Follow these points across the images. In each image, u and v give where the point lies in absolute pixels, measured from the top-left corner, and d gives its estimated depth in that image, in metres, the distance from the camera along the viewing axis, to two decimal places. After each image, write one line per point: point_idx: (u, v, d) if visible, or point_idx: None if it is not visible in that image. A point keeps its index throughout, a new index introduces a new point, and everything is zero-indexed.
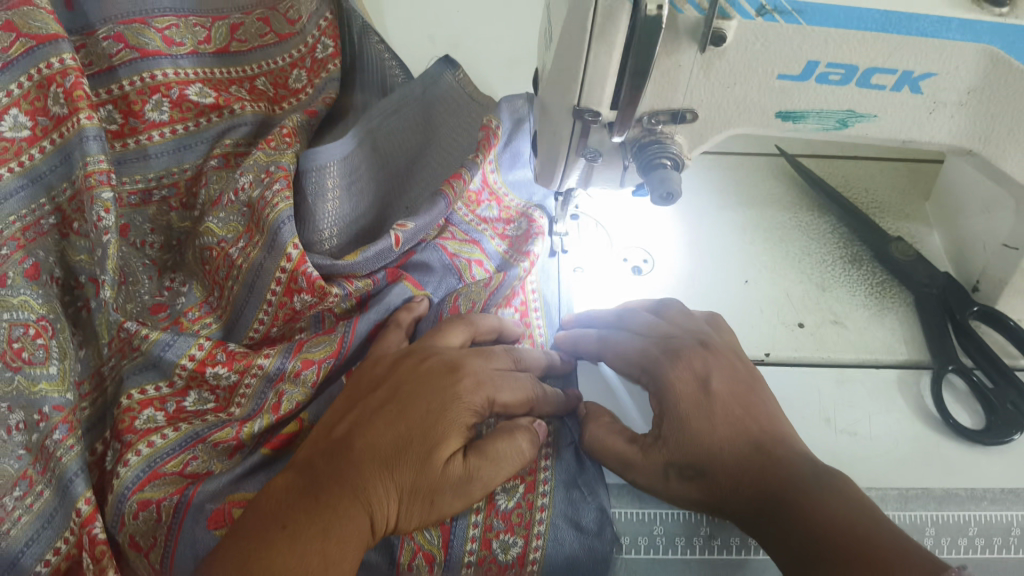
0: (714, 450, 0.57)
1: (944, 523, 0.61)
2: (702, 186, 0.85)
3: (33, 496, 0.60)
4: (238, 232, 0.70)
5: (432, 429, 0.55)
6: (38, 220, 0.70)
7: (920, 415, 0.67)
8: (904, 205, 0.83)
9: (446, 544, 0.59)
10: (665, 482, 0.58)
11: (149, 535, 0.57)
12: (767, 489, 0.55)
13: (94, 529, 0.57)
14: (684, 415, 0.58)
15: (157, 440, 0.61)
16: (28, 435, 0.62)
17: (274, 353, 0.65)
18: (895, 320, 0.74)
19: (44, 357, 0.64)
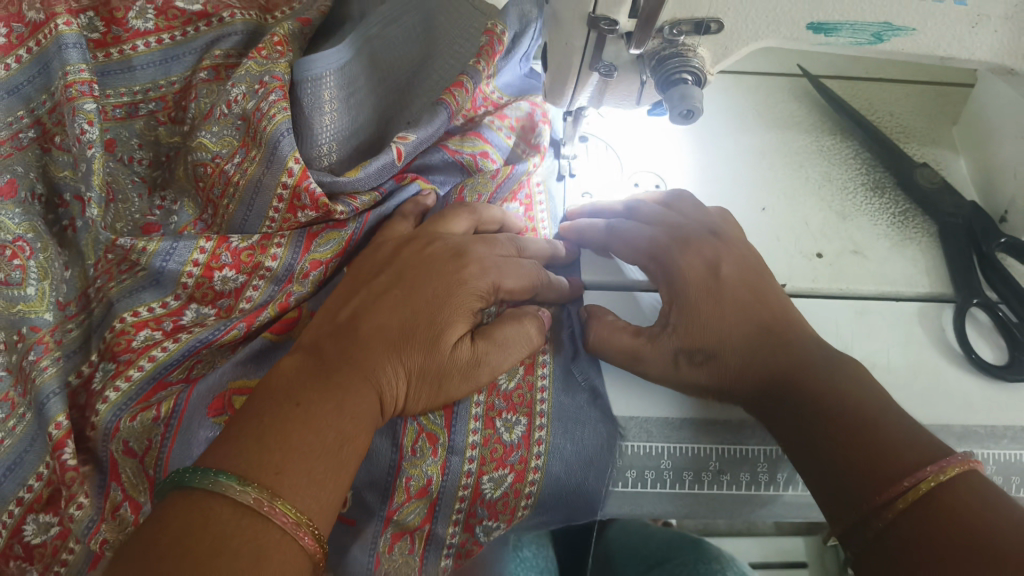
0: (721, 335, 0.59)
1: None
2: (720, 107, 0.81)
3: (15, 418, 0.58)
4: (232, 148, 0.66)
5: (439, 314, 0.56)
6: (16, 134, 0.67)
7: (941, 349, 0.65)
8: (930, 129, 0.79)
9: (449, 426, 0.57)
10: (676, 371, 0.59)
11: (146, 442, 0.55)
12: (774, 371, 0.57)
13: (65, 455, 0.55)
14: (696, 300, 0.60)
15: (158, 354, 0.58)
16: (9, 356, 0.60)
17: (286, 241, 0.62)
18: (917, 251, 0.71)
19: (22, 278, 0.61)
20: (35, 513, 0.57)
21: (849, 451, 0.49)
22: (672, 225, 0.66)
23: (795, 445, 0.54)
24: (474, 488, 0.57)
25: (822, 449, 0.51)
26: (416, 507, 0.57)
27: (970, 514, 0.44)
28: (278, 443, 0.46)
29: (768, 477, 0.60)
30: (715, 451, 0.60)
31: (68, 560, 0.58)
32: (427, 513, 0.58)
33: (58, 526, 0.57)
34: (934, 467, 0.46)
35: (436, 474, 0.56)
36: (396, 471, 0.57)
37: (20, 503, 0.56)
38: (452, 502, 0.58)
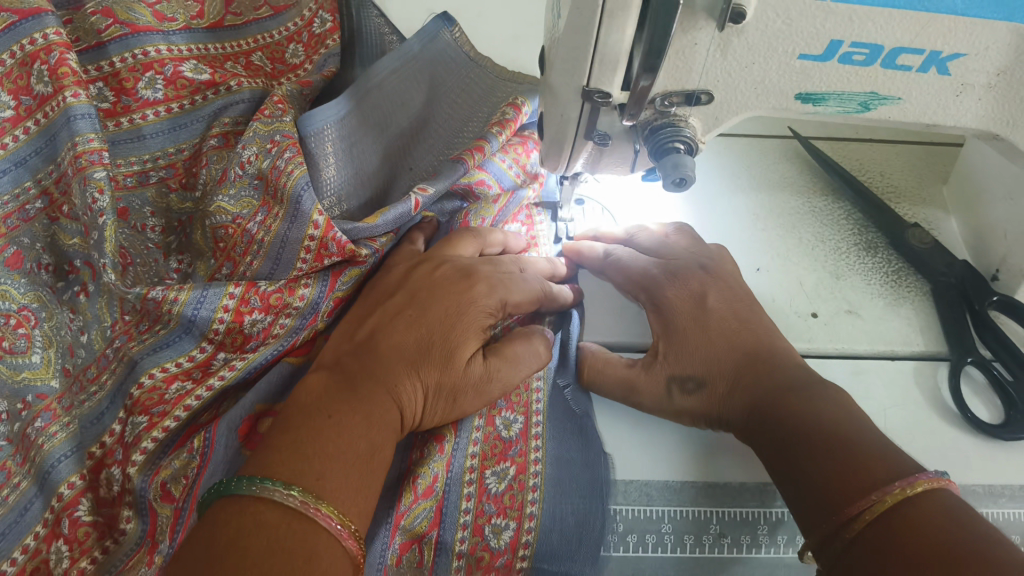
0: (712, 365, 0.61)
1: None
2: (711, 167, 0.82)
3: (9, 487, 0.58)
4: (253, 208, 0.65)
5: (452, 332, 0.57)
6: (23, 206, 0.68)
7: (937, 409, 0.66)
8: (920, 188, 0.80)
9: (455, 426, 0.59)
10: (670, 400, 0.62)
11: (184, 479, 0.57)
12: (756, 396, 0.58)
13: (76, 512, 0.57)
14: (684, 329, 0.63)
15: (193, 403, 0.59)
16: (10, 424, 0.60)
17: (312, 282, 0.64)
18: (912, 310, 0.71)
19: (26, 347, 0.63)
20: None
21: (821, 468, 0.50)
22: (665, 264, 0.68)
23: (773, 458, 0.55)
24: (478, 484, 0.58)
25: (802, 468, 0.52)
26: (424, 508, 0.56)
27: (933, 524, 0.44)
28: (313, 451, 0.48)
29: (767, 537, 0.60)
30: (714, 514, 0.61)
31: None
32: (435, 516, 0.56)
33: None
34: (902, 479, 0.47)
35: (442, 470, 0.57)
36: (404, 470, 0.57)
37: None
38: (459, 502, 0.57)
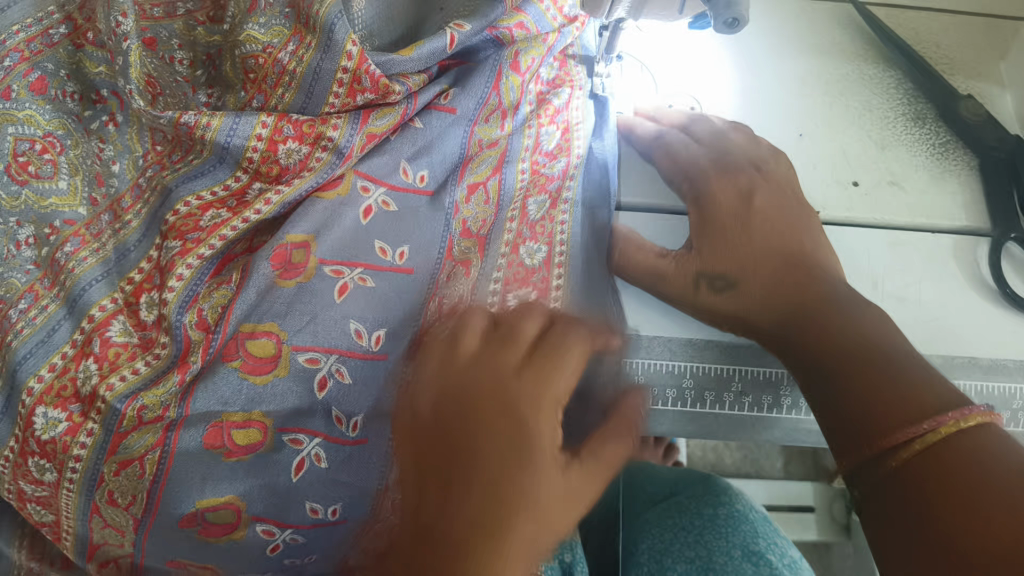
0: (745, 264, 0.60)
1: (989, 395, 0.60)
2: (766, 24, 0.76)
3: (37, 308, 0.60)
4: (284, 37, 0.63)
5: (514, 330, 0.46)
6: (47, 30, 0.66)
7: (973, 283, 0.65)
8: (978, 62, 0.76)
9: (481, 252, 0.66)
10: (695, 294, 0.59)
11: (218, 308, 0.59)
12: (799, 303, 0.57)
13: (106, 332, 0.59)
14: (726, 218, 0.63)
15: (228, 234, 0.61)
16: (38, 250, 0.62)
17: (344, 117, 0.63)
18: (957, 184, 0.69)
19: (53, 172, 0.63)
20: (45, 405, 0.57)
21: (862, 385, 0.50)
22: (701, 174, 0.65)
23: (805, 379, 0.54)
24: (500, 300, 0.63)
25: (844, 400, 0.50)
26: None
27: (986, 454, 0.45)
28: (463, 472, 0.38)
29: (773, 400, 0.59)
30: (737, 372, 0.59)
31: (80, 456, 0.56)
32: None
33: (66, 422, 0.57)
34: (957, 412, 0.47)
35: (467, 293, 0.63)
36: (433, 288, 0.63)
37: (31, 394, 0.57)
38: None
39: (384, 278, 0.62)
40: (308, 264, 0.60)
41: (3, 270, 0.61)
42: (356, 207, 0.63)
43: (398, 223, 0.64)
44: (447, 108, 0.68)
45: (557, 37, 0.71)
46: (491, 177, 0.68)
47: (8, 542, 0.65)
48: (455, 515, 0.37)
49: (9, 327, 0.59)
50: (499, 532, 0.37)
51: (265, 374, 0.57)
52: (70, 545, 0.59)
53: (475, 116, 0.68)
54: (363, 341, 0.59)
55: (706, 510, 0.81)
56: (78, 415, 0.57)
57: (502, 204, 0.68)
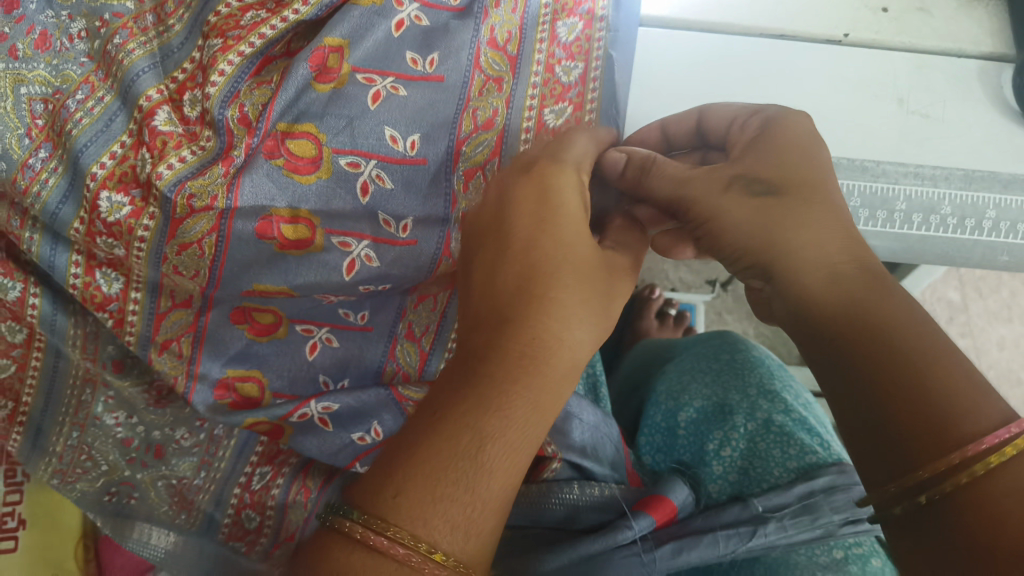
0: (806, 250, 0.53)
1: (1006, 208, 0.63)
2: None
3: (94, 100, 0.62)
4: None
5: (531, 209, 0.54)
6: None
7: (997, 105, 0.66)
8: None
9: (513, 69, 0.67)
10: (725, 199, 0.56)
11: (260, 105, 0.62)
12: (854, 291, 0.51)
13: (155, 121, 0.61)
14: (790, 155, 0.56)
15: (267, 34, 0.62)
16: (91, 44, 0.65)
17: None
18: (984, 14, 0.70)
19: None
20: (108, 191, 0.61)
21: (869, 361, 0.48)
22: (766, 136, 0.57)
23: (828, 360, 0.51)
24: (537, 118, 0.67)
25: (868, 387, 0.48)
26: (485, 139, 0.66)
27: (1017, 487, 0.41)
28: (490, 335, 0.49)
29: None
30: None
31: (145, 237, 0.62)
32: (495, 146, 0.66)
33: (129, 206, 0.61)
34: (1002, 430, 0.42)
35: (501, 106, 0.66)
36: (465, 96, 0.65)
37: (95, 179, 0.60)
38: (517, 135, 0.67)
39: (416, 87, 0.63)
40: (342, 70, 0.61)
41: (58, 62, 0.63)
42: (388, 19, 0.62)
43: (428, 36, 0.64)
44: None
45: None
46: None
47: (64, 339, 0.71)
48: (510, 293, 0.51)
49: (70, 116, 0.61)
50: (533, 296, 0.50)
51: (309, 175, 0.61)
52: (135, 319, 0.67)
53: None
54: (398, 147, 0.63)
55: (723, 355, 0.85)
56: (140, 200, 0.61)
57: (528, 16, 0.67)
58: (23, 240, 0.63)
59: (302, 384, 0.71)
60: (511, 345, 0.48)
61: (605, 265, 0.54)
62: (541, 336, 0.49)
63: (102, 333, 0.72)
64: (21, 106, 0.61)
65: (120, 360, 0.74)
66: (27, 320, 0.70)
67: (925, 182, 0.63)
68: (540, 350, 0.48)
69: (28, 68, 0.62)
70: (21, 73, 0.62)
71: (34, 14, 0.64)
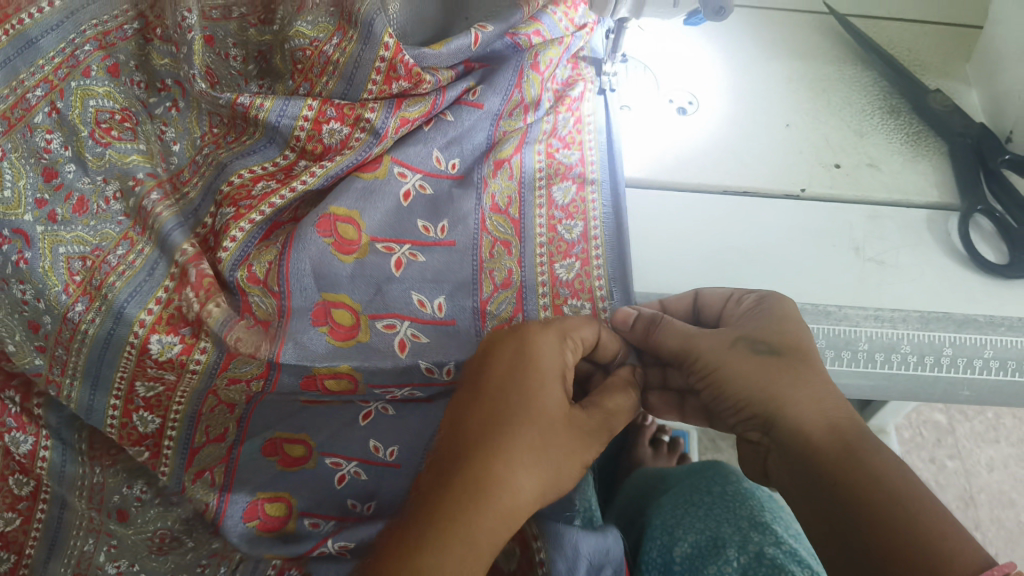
0: (805, 410, 0.52)
1: (961, 345, 0.67)
2: (751, 36, 0.85)
3: (135, 253, 0.67)
4: (330, 32, 0.72)
5: (511, 371, 0.53)
6: (122, 26, 0.75)
7: (947, 250, 0.72)
8: (945, 64, 0.84)
9: (518, 235, 0.70)
10: (731, 355, 0.56)
11: (266, 263, 0.65)
12: (845, 441, 0.50)
13: (200, 266, 0.65)
14: (782, 323, 0.57)
15: (277, 201, 0.68)
16: (126, 202, 0.69)
17: (380, 104, 0.71)
18: (929, 166, 0.77)
19: (132, 137, 0.72)
20: (158, 334, 0.64)
21: (852, 504, 0.47)
22: (765, 305, 0.59)
23: (818, 517, 0.49)
24: (550, 274, 0.68)
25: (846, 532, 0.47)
26: (506, 297, 0.67)
27: None
28: (446, 475, 0.49)
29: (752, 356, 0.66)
30: None
31: (197, 369, 0.64)
32: (517, 302, 0.66)
33: (180, 344, 0.64)
34: None
35: (514, 267, 0.69)
36: (478, 260, 0.68)
37: (143, 325, 0.64)
38: (536, 289, 0.67)
39: (431, 252, 0.68)
40: (363, 240, 0.67)
41: (95, 222, 0.67)
42: (396, 189, 0.69)
43: (434, 205, 0.71)
44: (475, 103, 0.75)
45: (570, 40, 0.79)
46: (513, 156, 0.74)
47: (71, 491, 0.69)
48: (472, 429, 0.51)
49: (111, 269, 0.65)
50: (495, 433, 0.50)
51: (348, 339, 0.64)
52: (170, 453, 0.64)
53: (501, 110, 0.76)
54: (426, 309, 0.65)
55: (714, 488, 0.86)
56: (189, 337, 0.64)
57: (524, 180, 0.74)
58: (62, 388, 0.64)
59: (331, 505, 0.62)
60: (457, 481, 0.48)
61: (577, 431, 0.52)
62: (491, 476, 0.48)
63: (109, 483, 0.69)
64: (58, 264, 0.65)
65: (125, 509, 0.68)
66: (36, 472, 0.69)
67: (886, 324, 0.67)
68: (487, 487, 0.48)
69: (67, 230, 0.66)
70: (58, 234, 0.66)
71: (72, 181, 0.68)
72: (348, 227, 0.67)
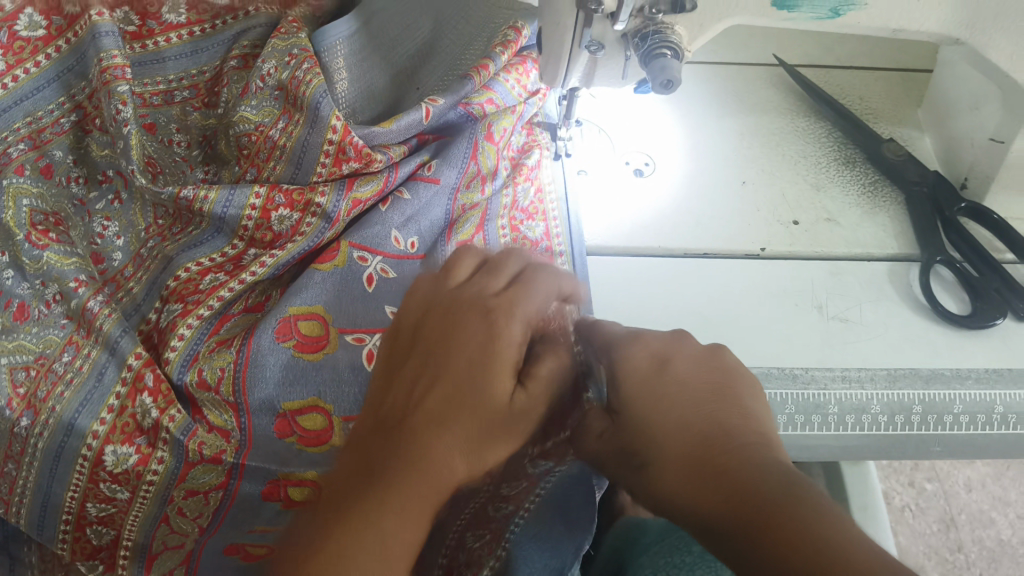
0: (681, 483, 0.39)
1: (930, 402, 0.65)
2: (703, 93, 0.86)
3: (82, 358, 0.63)
4: (274, 116, 0.72)
5: (463, 336, 0.46)
6: (58, 120, 0.75)
7: (908, 301, 0.71)
8: (896, 110, 0.85)
9: None
10: (628, 471, 0.45)
11: (218, 369, 0.61)
12: (726, 505, 0.36)
13: (153, 372, 0.62)
14: (636, 406, 0.44)
15: (225, 295, 0.65)
16: (66, 305, 0.65)
17: (330, 186, 0.69)
18: (887, 218, 0.77)
19: (70, 240, 0.69)
20: (113, 445, 0.60)
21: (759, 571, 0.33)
22: (620, 369, 0.46)
23: None
24: None
25: None
26: None
27: None
28: (376, 467, 0.43)
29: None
30: None
31: (153, 481, 0.61)
32: None
33: (136, 454, 0.60)
34: None
35: None
36: None
37: (98, 436, 0.60)
38: None
39: None
40: (330, 336, 0.64)
41: (39, 329, 0.64)
42: (359, 276, 0.67)
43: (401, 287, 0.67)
44: (432, 178, 0.73)
45: (524, 107, 0.79)
46: (476, 235, 0.72)
47: None
48: (417, 411, 0.44)
49: (59, 378, 0.62)
50: (443, 419, 0.43)
51: (319, 445, 0.60)
52: (127, 562, 0.63)
53: (457, 183, 0.75)
54: None
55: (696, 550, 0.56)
56: (146, 447, 0.61)
57: None
58: (13, 506, 0.63)
59: None
60: (387, 464, 0.42)
61: (527, 410, 0.45)
62: (427, 463, 0.42)
63: None
64: (2, 377, 0.62)
65: None
66: None
67: (852, 384, 0.65)
68: (418, 469, 0.42)
69: (10, 339, 0.64)
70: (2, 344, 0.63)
71: (11, 288, 0.65)
72: (310, 322, 0.64)
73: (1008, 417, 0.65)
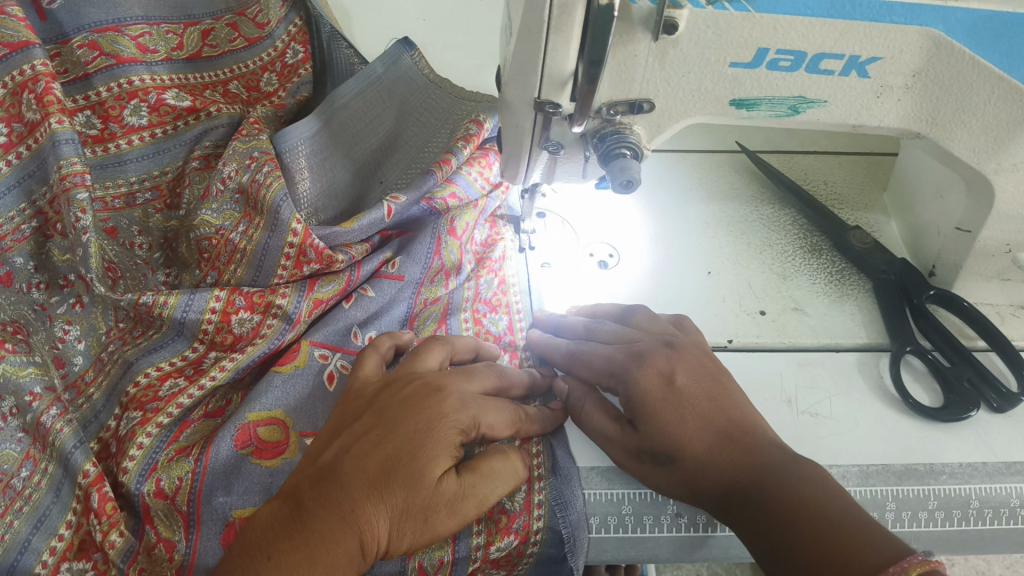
0: (681, 441, 0.52)
1: (905, 498, 0.62)
2: (669, 182, 0.89)
3: (39, 473, 0.61)
4: (235, 219, 0.74)
5: (411, 416, 0.50)
6: (19, 227, 0.74)
7: (880, 394, 0.69)
8: (863, 196, 0.87)
9: None
10: (642, 468, 0.55)
11: (176, 478, 0.59)
12: (728, 474, 0.51)
13: (102, 488, 0.59)
14: (657, 414, 0.54)
15: (184, 401, 0.63)
16: (22, 418, 0.64)
17: (291, 288, 0.70)
18: (855, 306, 0.77)
19: (26, 348, 0.68)
20: (69, 562, 0.58)
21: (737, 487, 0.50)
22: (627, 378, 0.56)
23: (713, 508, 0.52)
24: None
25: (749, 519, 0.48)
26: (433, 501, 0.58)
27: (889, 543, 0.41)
28: (306, 518, 0.45)
29: (708, 518, 0.58)
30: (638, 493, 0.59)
31: None
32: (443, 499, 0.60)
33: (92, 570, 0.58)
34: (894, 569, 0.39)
35: None
36: None
37: (54, 553, 0.58)
38: None
39: None
40: (290, 440, 0.62)
41: None
42: (319, 373, 0.66)
43: None
44: (395, 275, 0.73)
45: (485, 201, 0.80)
46: (439, 330, 0.70)
47: None
48: (356, 470, 0.48)
49: (16, 494, 0.60)
50: (382, 481, 0.47)
51: None
52: None
53: (421, 279, 0.73)
54: None
55: None
56: (102, 562, 0.58)
57: None
58: None
59: None
60: (318, 517, 0.45)
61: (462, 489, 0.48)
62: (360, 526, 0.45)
63: None
64: None
65: None
66: None
67: None
68: (350, 525, 0.45)
69: None
70: None
71: None
72: (268, 428, 0.62)
73: (984, 512, 0.62)
